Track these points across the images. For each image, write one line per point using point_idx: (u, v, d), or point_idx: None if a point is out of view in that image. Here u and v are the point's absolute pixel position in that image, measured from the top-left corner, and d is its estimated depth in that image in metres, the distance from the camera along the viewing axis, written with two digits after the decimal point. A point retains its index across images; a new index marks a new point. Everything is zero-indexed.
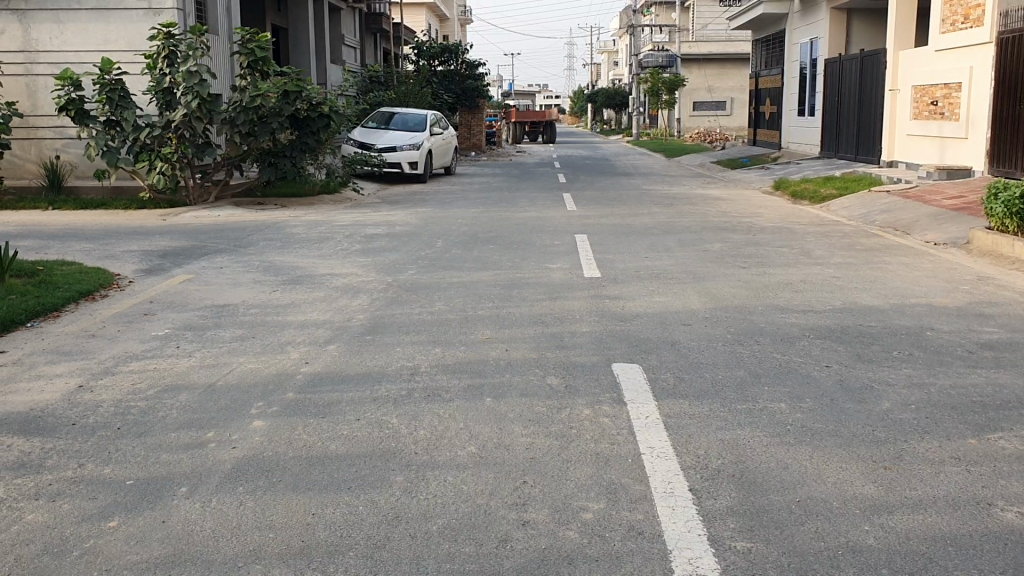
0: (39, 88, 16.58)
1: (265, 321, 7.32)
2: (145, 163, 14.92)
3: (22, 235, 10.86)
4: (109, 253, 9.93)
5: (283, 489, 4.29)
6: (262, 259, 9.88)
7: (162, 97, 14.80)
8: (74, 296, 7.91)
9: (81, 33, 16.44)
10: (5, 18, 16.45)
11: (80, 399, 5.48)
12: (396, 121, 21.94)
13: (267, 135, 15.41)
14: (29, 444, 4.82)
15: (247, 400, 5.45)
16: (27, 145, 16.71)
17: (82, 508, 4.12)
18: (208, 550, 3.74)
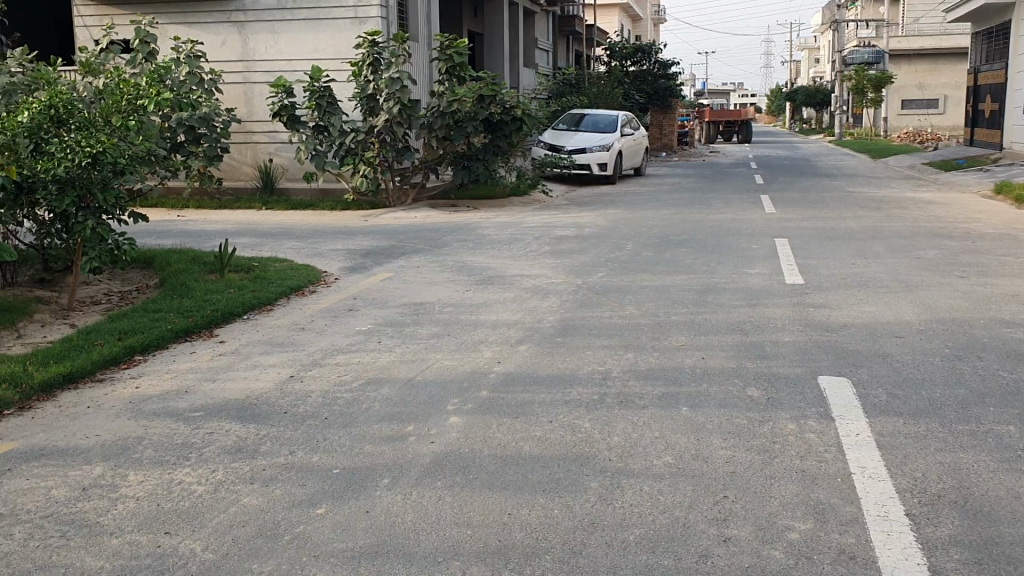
0: (254, 95, 17.79)
1: (460, 319, 7.47)
2: (349, 166, 15.65)
3: (239, 232, 11.66)
4: (316, 251, 10.47)
5: (480, 487, 4.33)
6: (456, 259, 10.12)
7: (366, 102, 15.46)
8: (286, 291, 8.38)
9: (293, 43, 17.44)
10: (226, 29, 17.74)
11: (291, 389, 5.77)
12: (586, 122, 21.97)
13: (462, 138, 15.79)
14: (246, 430, 5.11)
15: (445, 397, 5.56)
16: (245, 148, 17.98)
17: (293, 494, 4.31)
18: (410, 544, 3.82)
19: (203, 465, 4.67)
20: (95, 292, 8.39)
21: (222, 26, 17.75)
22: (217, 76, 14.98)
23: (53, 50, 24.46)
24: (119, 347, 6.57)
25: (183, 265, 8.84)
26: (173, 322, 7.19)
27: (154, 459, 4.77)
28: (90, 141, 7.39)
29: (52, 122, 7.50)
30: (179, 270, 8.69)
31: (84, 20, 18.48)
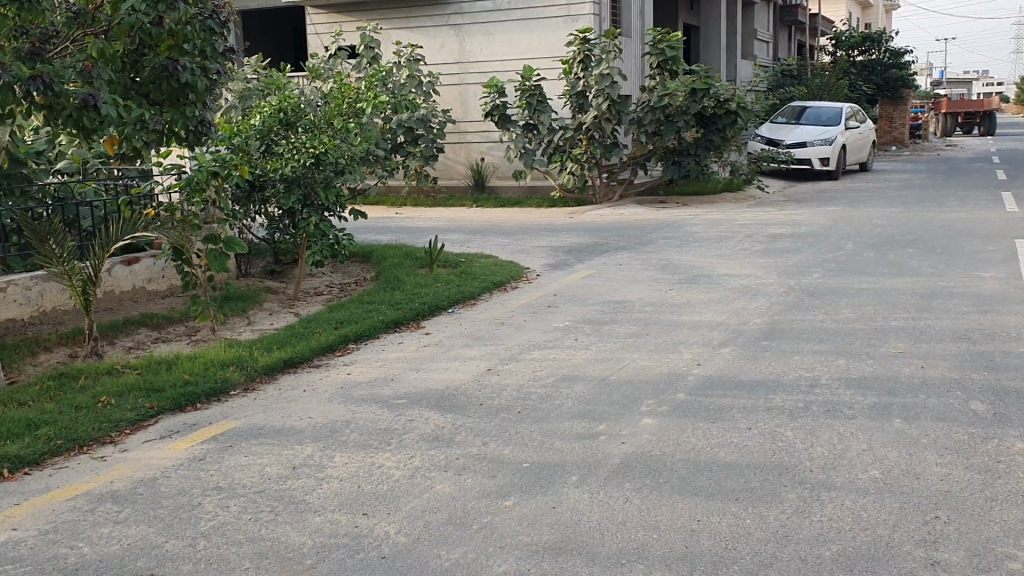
0: (469, 95, 18.36)
1: (660, 319, 7.35)
2: (558, 163, 15.84)
3: (450, 229, 12.05)
4: (521, 247, 10.65)
5: (669, 490, 4.24)
6: (661, 257, 9.98)
7: (576, 100, 15.59)
8: (490, 286, 8.57)
9: (507, 44, 17.83)
10: (445, 33, 18.42)
11: (488, 381, 5.89)
12: (807, 115, 21.03)
13: (673, 134, 15.55)
14: (443, 419, 5.27)
15: (640, 397, 5.48)
16: (458, 148, 18.56)
17: (484, 484, 4.39)
18: (595, 543, 3.79)
19: (402, 451, 4.86)
20: (318, 284, 8.94)
21: (441, 29, 18.45)
22: (434, 79, 15.60)
23: (291, 57, 26.57)
24: (334, 336, 6.96)
25: (397, 260, 9.26)
26: (384, 314, 7.55)
27: (359, 442, 5.02)
28: (314, 142, 7.91)
29: (281, 125, 8.14)
30: (393, 264, 9.10)
31: (316, 28, 19.79)
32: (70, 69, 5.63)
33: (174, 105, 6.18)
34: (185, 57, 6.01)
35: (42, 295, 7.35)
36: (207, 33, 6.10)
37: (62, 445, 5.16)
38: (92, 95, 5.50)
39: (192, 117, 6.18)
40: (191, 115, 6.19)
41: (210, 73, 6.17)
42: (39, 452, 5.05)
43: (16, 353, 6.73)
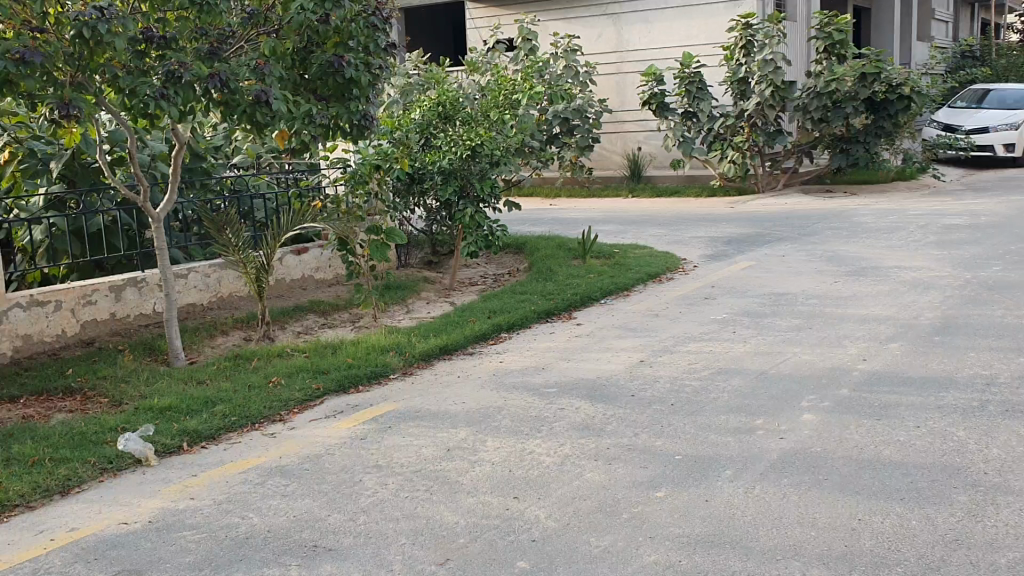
0: (627, 84, 18.23)
1: (823, 312, 7.08)
2: (717, 151, 15.51)
3: (606, 219, 12.00)
4: (678, 238, 10.49)
5: (829, 487, 4.08)
6: (826, 248, 9.60)
7: (738, 87, 15.21)
8: (644, 277, 8.48)
9: (667, 31, 17.58)
10: (603, 23, 18.36)
11: (641, 372, 5.85)
12: (991, 98, 19.69)
13: (840, 120, 14.91)
14: (594, 409, 5.27)
15: (799, 392, 5.30)
16: (616, 138, 18.44)
17: (635, 475, 4.36)
18: (749, 537, 3.70)
19: (553, 439, 4.89)
20: (473, 274, 9.11)
21: (599, 19, 18.41)
22: (591, 69, 15.56)
23: (451, 50, 27.19)
24: (488, 324, 7.08)
25: (550, 251, 9.31)
26: (537, 304, 7.61)
27: (511, 428, 5.08)
28: (471, 135, 8.05)
29: (440, 118, 8.33)
30: (547, 255, 9.15)
31: (476, 22, 20.12)
32: (245, 67, 5.94)
33: (339, 101, 6.41)
34: (350, 54, 6.24)
35: (219, 282, 7.84)
36: (371, 29, 6.29)
37: (236, 422, 5.50)
38: (264, 91, 5.81)
39: (355, 111, 6.37)
40: (355, 109, 6.39)
41: (373, 68, 6.37)
42: (215, 427, 5.40)
43: (196, 335, 7.21)
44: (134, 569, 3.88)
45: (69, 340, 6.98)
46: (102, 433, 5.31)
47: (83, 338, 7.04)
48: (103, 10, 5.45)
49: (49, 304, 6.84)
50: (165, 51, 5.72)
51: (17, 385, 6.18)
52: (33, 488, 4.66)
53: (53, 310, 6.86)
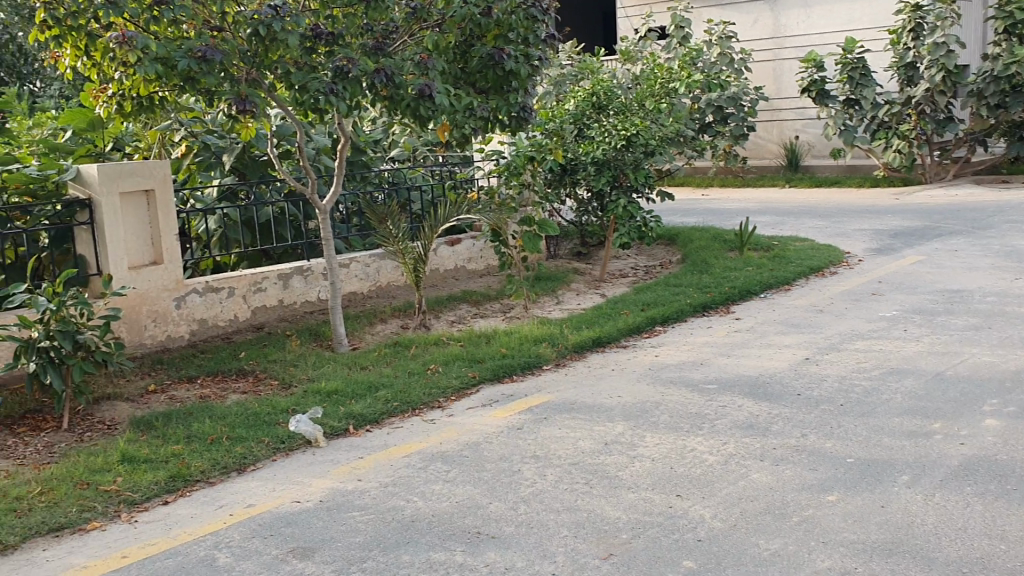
0: (784, 71, 17.68)
1: (1004, 311, 6.64)
2: (881, 140, 14.82)
3: (763, 211, 11.67)
4: (840, 231, 10.08)
5: (1019, 498, 3.82)
6: (1003, 243, 9.01)
7: (904, 72, 14.45)
8: (805, 271, 8.18)
9: (828, 15, 16.91)
10: (760, 9, 17.88)
11: (806, 370, 5.65)
12: None
13: (1019, 106, 13.97)
14: (758, 407, 5.12)
15: (981, 396, 4.99)
16: (771, 127, 17.92)
17: (804, 477, 4.21)
18: (931, 547, 3.50)
19: (715, 436, 4.78)
20: (625, 265, 9.03)
21: (755, 5, 17.93)
22: (746, 56, 15.16)
23: (599, 40, 26.94)
24: (642, 317, 7.00)
25: (706, 242, 9.12)
26: (692, 297, 7.46)
27: (671, 424, 5.00)
28: (626, 124, 7.93)
29: (594, 109, 8.27)
30: (701, 247, 8.97)
31: (627, 11, 19.96)
32: (409, 61, 6.07)
33: (498, 93, 6.44)
34: (510, 46, 6.28)
35: (379, 272, 8.06)
36: (530, 21, 6.29)
37: (398, 407, 5.64)
38: (427, 86, 5.89)
39: (514, 103, 6.39)
40: (514, 101, 6.41)
41: (532, 59, 6.37)
42: (378, 411, 5.56)
43: (357, 322, 7.44)
44: (307, 547, 4.03)
45: (240, 325, 7.35)
46: (274, 414, 5.56)
47: (253, 323, 7.40)
48: (277, 7, 5.68)
49: (223, 290, 7.21)
50: (333, 47, 5.93)
51: (194, 366, 6.54)
52: (212, 465, 4.92)
53: (226, 295, 7.23)
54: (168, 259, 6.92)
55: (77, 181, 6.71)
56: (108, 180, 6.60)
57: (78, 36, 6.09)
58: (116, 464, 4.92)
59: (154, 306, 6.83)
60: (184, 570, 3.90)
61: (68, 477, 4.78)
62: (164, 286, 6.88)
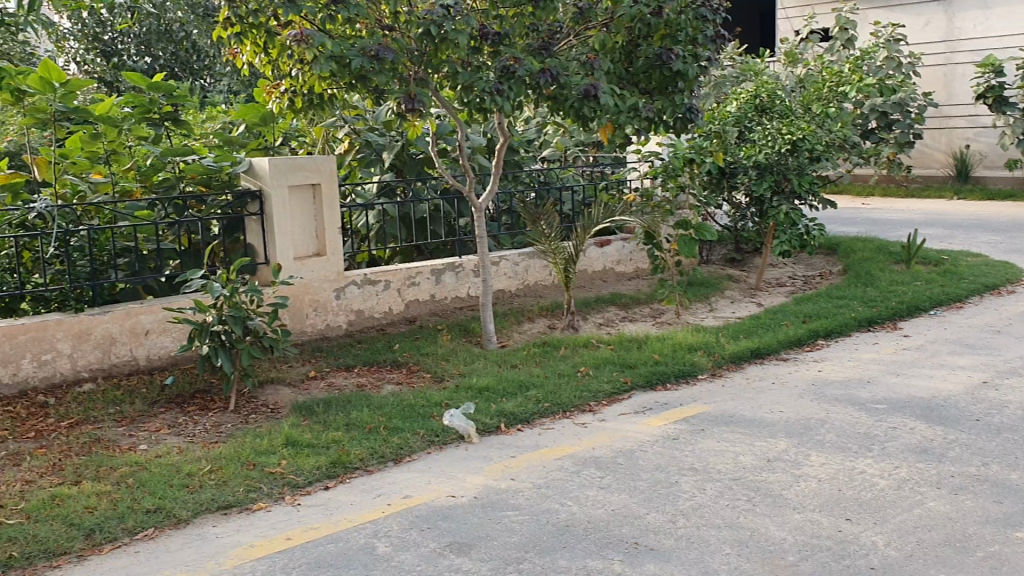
0: (956, 77, 16.80)
1: None
2: None
3: (931, 223, 11.11)
4: (1018, 247, 9.47)
5: None
6: None
7: None
8: (979, 289, 7.71)
9: (1008, 17, 15.94)
10: (932, 10, 17.04)
11: (985, 395, 5.31)
12: None
13: None
14: (932, 431, 4.85)
15: None
16: (939, 134, 17.08)
17: (987, 509, 3.94)
18: None
19: (886, 459, 4.55)
20: (781, 274, 8.75)
21: (927, 6, 17.11)
22: (915, 61, 14.48)
23: (756, 40, 26.32)
24: (802, 330, 6.75)
25: (869, 254, 8.74)
26: (856, 311, 7.15)
27: (837, 444, 4.79)
28: (791, 128, 7.72)
29: (757, 111, 8.08)
30: (864, 258, 8.59)
31: (787, 13, 19.42)
32: (574, 61, 6.09)
33: (663, 94, 6.35)
34: (677, 46, 6.19)
35: (528, 271, 8.08)
36: (700, 21, 6.19)
37: (550, 409, 5.62)
38: (592, 86, 5.85)
39: (680, 105, 6.29)
40: (680, 102, 6.31)
41: (700, 60, 6.26)
42: (530, 411, 5.56)
43: (507, 320, 7.48)
44: (464, 542, 4.05)
45: (394, 317, 7.53)
46: (428, 408, 5.64)
47: (406, 316, 7.58)
48: (449, 7, 5.77)
49: (379, 283, 7.42)
50: (498, 47, 5.93)
51: (351, 355, 6.73)
52: (370, 454, 5.03)
53: (382, 288, 7.44)
54: (331, 251, 7.15)
55: (249, 173, 7.05)
56: (280, 174, 6.86)
57: (258, 33, 6.39)
58: (280, 446, 5.09)
59: (316, 296, 7.08)
60: (345, 556, 3.99)
61: (236, 456, 4.98)
62: (326, 277, 7.12)
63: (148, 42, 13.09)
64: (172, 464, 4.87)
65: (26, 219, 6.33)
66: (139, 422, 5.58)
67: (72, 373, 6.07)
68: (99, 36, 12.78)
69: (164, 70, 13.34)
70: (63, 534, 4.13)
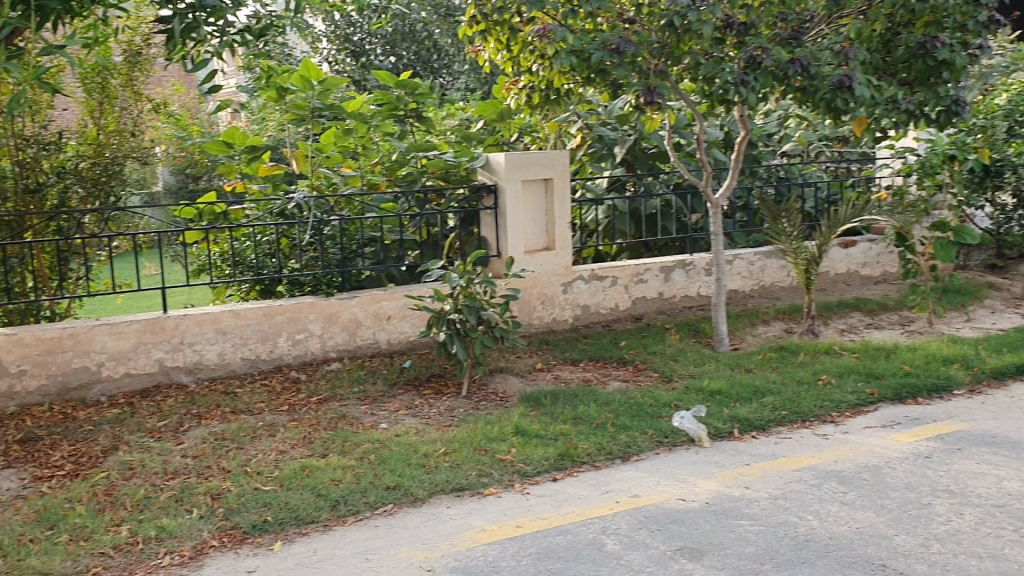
0: None
1: None
2: None
3: None
4: None
5: None
6: None
7: None
8: None
9: None
10: None
11: None
12: None
13: None
14: None
15: None
16: None
17: None
18: None
19: None
20: None
21: None
22: None
23: None
24: None
25: None
26: None
27: None
28: None
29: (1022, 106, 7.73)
30: None
31: None
32: (827, 50, 5.80)
33: (925, 86, 5.90)
34: (945, 33, 5.75)
35: (763, 270, 7.79)
36: (970, 6, 5.74)
37: (787, 417, 5.37)
38: (847, 76, 5.57)
39: (945, 96, 5.82)
40: (944, 93, 5.83)
41: (971, 48, 5.79)
42: (766, 418, 5.33)
43: (739, 322, 7.24)
44: (696, 548, 3.93)
45: (621, 314, 7.50)
46: (658, 407, 5.54)
47: (633, 313, 7.53)
48: None
49: (608, 279, 7.40)
50: (744, 37, 5.83)
51: (578, 350, 6.75)
52: (598, 450, 5.00)
53: (610, 284, 7.42)
54: (560, 245, 7.22)
55: (486, 168, 7.20)
56: (515, 169, 6.97)
57: (502, 31, 6.55)
58: (510, 435, 5.17)
59: (544, 289, 7.17)
60: (574, 550, 3.97)
61: (469, 441, 5.11)
62: (555, 271, 7.20)
63: (393, 42, 13.84)
64: (409, 444, 5.06)
65: (286, 208, 6.78)
66: (379, 401, 5.85)
67: (320, 352, 6.46)
68: (349, 37, 13.45)
69: (407, 69, 14.06)
70: (312, 504, 4.38)
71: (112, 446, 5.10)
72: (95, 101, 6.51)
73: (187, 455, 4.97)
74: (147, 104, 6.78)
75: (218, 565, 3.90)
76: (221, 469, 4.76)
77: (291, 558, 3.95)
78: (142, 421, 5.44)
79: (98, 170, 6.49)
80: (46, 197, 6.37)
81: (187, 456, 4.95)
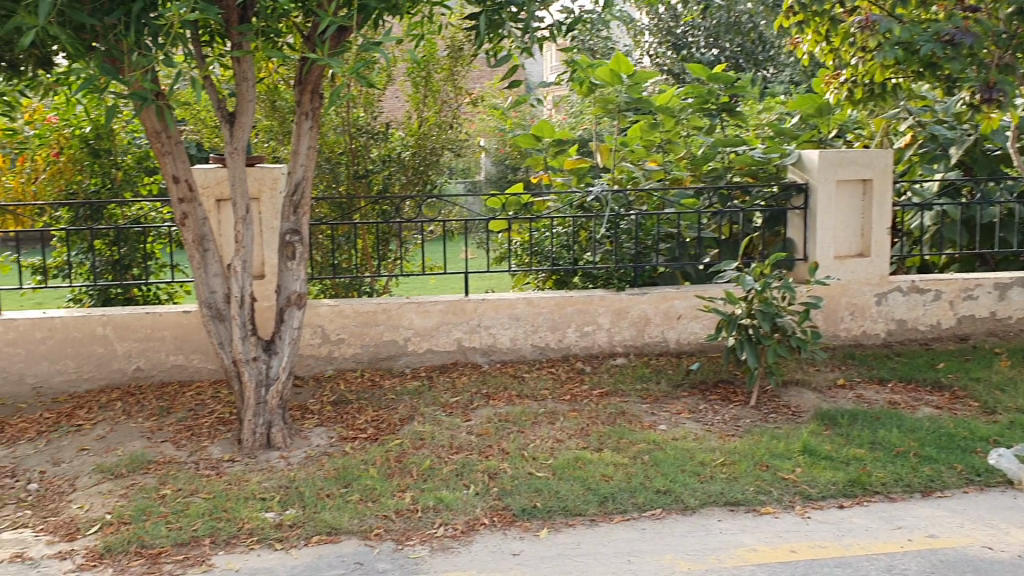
0: None
1: None
2: None
3: None
4: None
5: None
6: None
7: None
8: None
9: None
10: None
11: None
12: None
13: None
14: None
15: None
16: None
17: None
18: None
19: None
20: None
21: None
22: None
23: None
24: None
25: None
26: None
27: None
28: None
29: None
30: None
31: None
32: None
33: None
34: None
35: None
36: None
37: None
38: None
39: None
40: None
41: None
42: None
43: None
44: None
45: (943, 333, 6.80)
46: (972, 441, 4.96)
47: (957, 333, 6.80)
48: None
49: (929, 293, 6.73)
50: None
51: (887, 369, 6.23)
52: (895, 480, 4.57)
53: (932, 299, 6.75)
54: (876, 253, 6.69)
55: (797, 166, 6.82)
56: (829, 168, 6.56)
57: (822, 21, 6.20)
58: (797, 453, 4.87)
59: (854, 299, 6.69)
60: None
61: (751, 454, 4.88)
62: (868, 280, 6.69)
63: (717, 34, 13.36)
64: (687, 450, 4.93)
65: (585, 202, 6.78)
66: (663, 402, 5.77)
67: (609, 346, 6.50)
68: (672, 29, 13.18)
69: (729, 61, 13.66)
70: (581, 496, 4.40)
71: (407, 416, 5.46)
72: (421, 95, 7.00)
73: (472, 432, 5.19)
74: (467, 98, 7.14)
75: (486, 543, 4.03)
76: (501, 451, 4.93)
77: (556, 548, 3.99)
78: (437, 396, 5.77)
79: (416, 157, 7.01)
80: (372, 182, 6.97)
81: (472, 433, 5.17)
